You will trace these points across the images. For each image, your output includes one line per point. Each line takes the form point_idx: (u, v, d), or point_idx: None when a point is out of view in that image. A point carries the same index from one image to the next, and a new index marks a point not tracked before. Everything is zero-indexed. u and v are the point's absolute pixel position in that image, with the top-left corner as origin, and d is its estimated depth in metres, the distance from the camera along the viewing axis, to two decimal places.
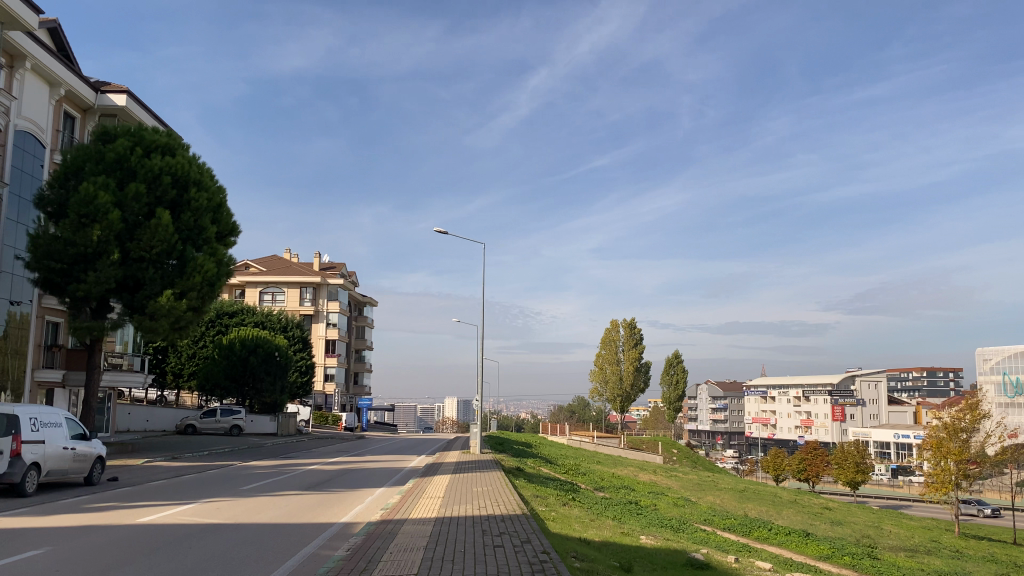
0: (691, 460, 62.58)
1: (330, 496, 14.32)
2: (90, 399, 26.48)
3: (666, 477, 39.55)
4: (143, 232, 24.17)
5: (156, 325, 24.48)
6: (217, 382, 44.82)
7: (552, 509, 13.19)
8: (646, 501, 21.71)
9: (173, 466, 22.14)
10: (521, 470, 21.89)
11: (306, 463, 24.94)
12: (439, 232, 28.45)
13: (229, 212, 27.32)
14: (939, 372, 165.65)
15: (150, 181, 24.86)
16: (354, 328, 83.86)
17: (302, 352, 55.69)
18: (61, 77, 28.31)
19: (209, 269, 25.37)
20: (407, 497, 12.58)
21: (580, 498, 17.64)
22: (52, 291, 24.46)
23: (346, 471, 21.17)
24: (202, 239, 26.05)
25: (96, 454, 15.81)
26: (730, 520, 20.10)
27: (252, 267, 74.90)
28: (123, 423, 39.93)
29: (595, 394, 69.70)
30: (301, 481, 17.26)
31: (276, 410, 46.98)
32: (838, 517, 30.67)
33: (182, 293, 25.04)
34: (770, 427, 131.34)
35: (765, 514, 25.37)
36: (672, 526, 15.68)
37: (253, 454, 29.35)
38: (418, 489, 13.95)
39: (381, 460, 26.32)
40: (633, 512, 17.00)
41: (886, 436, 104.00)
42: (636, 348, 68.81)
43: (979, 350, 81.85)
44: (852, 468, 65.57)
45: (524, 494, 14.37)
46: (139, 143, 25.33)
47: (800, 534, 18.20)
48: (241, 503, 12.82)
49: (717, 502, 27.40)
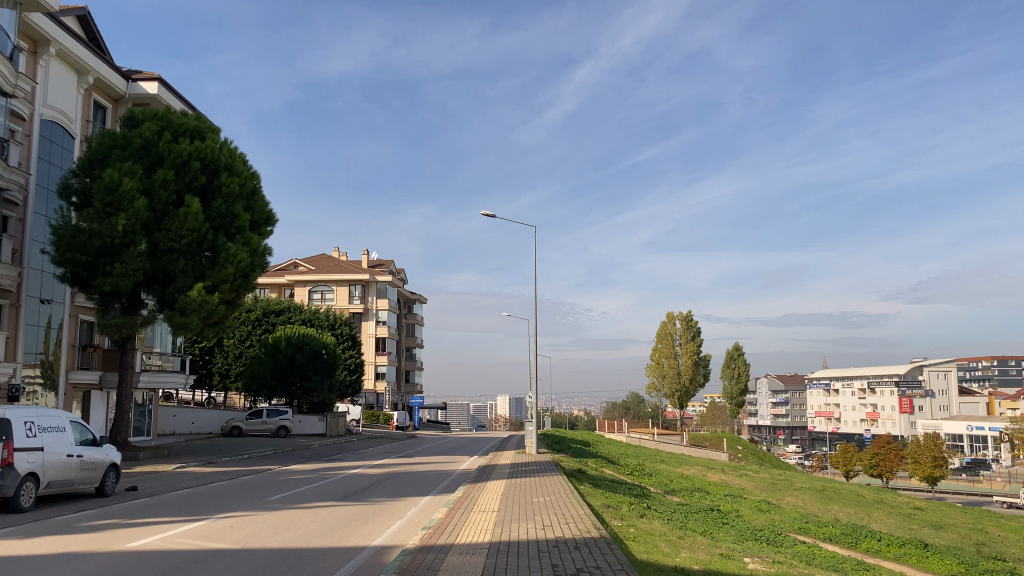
0: (757, 457, 59.23)
1: (367, 508, 12.23)
2: (123, 401, 25.04)
3: (736, 476, 36.83)
4: (173, 221, 22.66)
5: (188, 320, 22.81)
6: (264, 381, 43.42)
7: (630, 524, 10.91)
8: (727, 507, 19.26)
9: (206, 472, 20.43)
10: (585, 474, 19.73)
11: (350, 466, 23.05)
12: (487, 213, 26.28)
13: (264, 198, 25.61)
14: (1011, 362, 156.98)
15: (179, 166, 23.34)
16: (403, 325, 82.51)
17: (351, 349, 54.15)
18: (89, 64, 27.01)
19: (242, 259, 23.59)
20: (456, 512, 10.41)
21: (657, 505, 15.29)
22: (80, 286, 23.01)
23: (392, 475, 19.16)
24: (236, 227, 24.40)
25: (110, 461, 14.13)
26: (831, 527, 17.49)
27: (302, 266, 74.02)
28: (168, 425, 38.81)
29: (652, 390, 66.90)
30: (337, 489, 15.28)
31: (324, 410, 45.57)
32: (935, 518, 27.63)
33: (214, 286, 23.37)
34: (834, 420, 126.49)
35: (859, 518, 22.60)
36: (772, 541, 13.27)
37: (295, 457, 27.63)
38: (468, 500, 11.75)
39: (431, 462, 24.28)
40: (719, 523, 14.63)
41: (959, 428, 98.80)
42: (693, 341, 65.91)
43: None
44: (928, 463, 61.67)
45: (595, 505, 12.07)
46: (167, 126, 23.83)
47: (917, 545, 15.53)
48: (261, 520, 10.84)
49: (803, 505, 24.62)
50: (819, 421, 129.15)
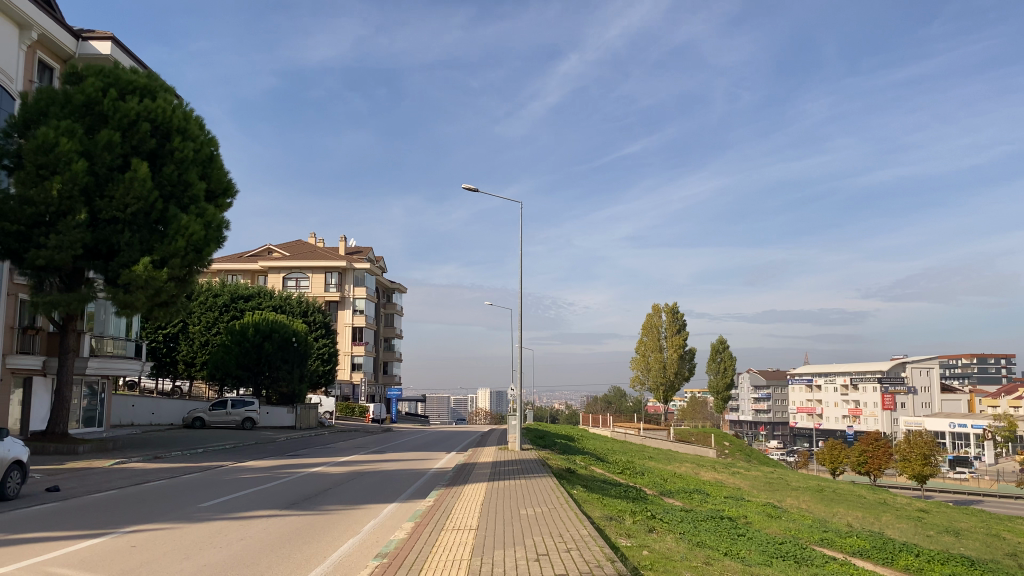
0: (744, 453, 57.42)
1: (317, 519, 10.03)
2: (62, 390, 22.55)
3: (730, 475, 34.85)
4: (116, 187, 20.16)
5: (132, 298, 20.29)
6: (229, 370, 40.81)
7: (642, 545, 8.74)
8: (736, 514, 17.10)
9: (147, 469, 18.07)
10: (574, 472, 17.61)
11: (314, 463, 20.80)
12: (468, 188, 23.94)
13: (222, 166, 23.21)
14: (991, 359, 156.61)
15: (126, 127, 20.89)
16: (382, 315, 80.38)
17: (325, 338, 51.57)
18: (33, 18, 24.47)
19: (195, 231, 21.10)
20: (421, 531, 8.17)
21: (662, 514, 13.24)
22: (11, 260, 20.44)
23: (356, 474, 16.85)
24: (189, 197, 21.92)
25: (14, 458, 11.83)
26: (854, 537, 15.42)
27: (276, 252, 71.22)
28: (126, 416, 36.27)
29: (636, 383, 64.97)
30: (289, 492, 13.04)
31: (295, 401, 43.17)
32: (945, 523, 25.69)
33: (163, 261, 20.85)
34: (816, 416, 125.38)
35: (872, 524, 20.60)
36: (802, 561, 11.19)
37: (256, 451, 25.22)
38: (441, 512, 9.52)
39: (404, 458, 22.05)
40: (733, 534, 12.60)
41: (941, 425, 97.65)
42: (679, 334, 63.97)
43: None
44: (919, 462, 60.07)
45: (597, 518, 9.94)
46: (113, 83, 21.32)
47: (960, 561, 13.46)
48: (178, 536, 8.67)
49: (808, 508, 22.60)
50: (801, 417, 127.88)
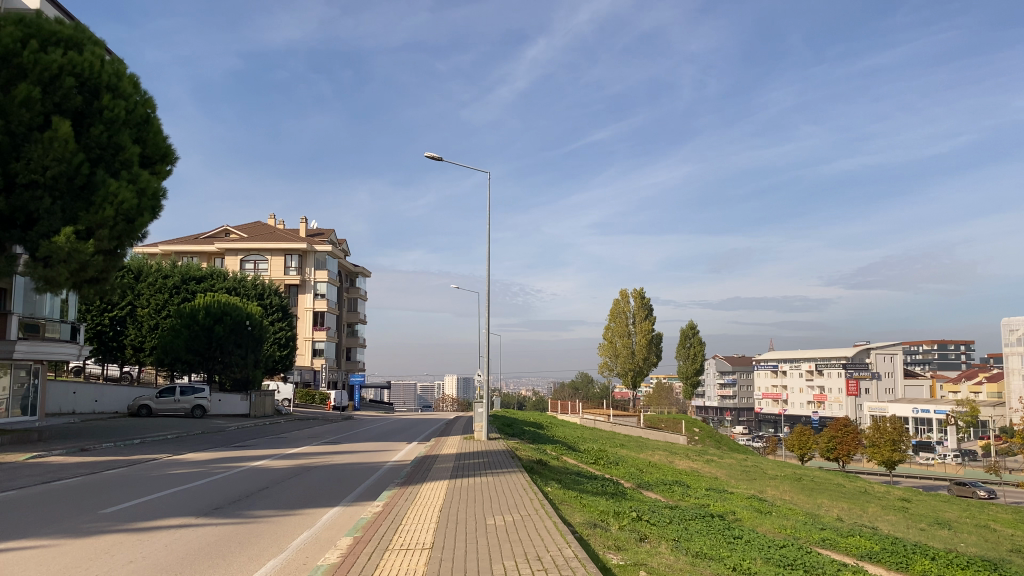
0: (715, 440, 56.31)
1: (240, 531, 8.17)
2: None
3: (704, 463, 33.54)
4: (34, 148, 17.94)
5: (53, 273, 18.14)
6: (177, 355, 38.48)
7: (637, 563, 7.09)
8: (722, 509, 15.58)
9: (67, 463, 16.03)
10: (545, 464, 15.95)
11: (261, 455, 18.89)
12: (430, 156, 22.22)
13: (158, 130, 21.12)
14: (951, 345, 159.10)
15: (47, 82, 18.55)
16: (345, 300, 78.09)
17: (282, 323, 49.34)
18: None
19: (126, 200, 19.04)
20: (359, 552, 6.39)
21: (648, 514, 11.61)
22: None
23: (303, 469, 14.99)
24: (120, 161, 19.79)
25: None
26: (857, 536, 13.90)
27: (233, 233, 68.53)
28: (66, 404, 33.88)
29: (604, 369, 63.63)
30: (217, 493, 11.14)
31: (250, 387, 41.14)
32: (930, 513, 24.56)
33: (89, 232, 18.74)
34: (781, 402, 125.40)
35: (862, 517, 19.32)
36: (814, 570, 9.63)
37: (200, 442, 23.21)
38: (388, 523, 7.73)
39: (360, 450, 20.25)
40: (731, 539, 11.01)
41: (904, 410, 97.86)
42: (647, 319, 62.71)
43: (1006, 321, 80.82)
44: (887, 447, 59.48)
45: (579, 526, 8.27)
46: (35, 32, 18.81)
47: (981, 565, 11.97)
48: (50, 559, 6.76)
49: (792, 500, 21.19)
50: (767, 403, 127.85)
